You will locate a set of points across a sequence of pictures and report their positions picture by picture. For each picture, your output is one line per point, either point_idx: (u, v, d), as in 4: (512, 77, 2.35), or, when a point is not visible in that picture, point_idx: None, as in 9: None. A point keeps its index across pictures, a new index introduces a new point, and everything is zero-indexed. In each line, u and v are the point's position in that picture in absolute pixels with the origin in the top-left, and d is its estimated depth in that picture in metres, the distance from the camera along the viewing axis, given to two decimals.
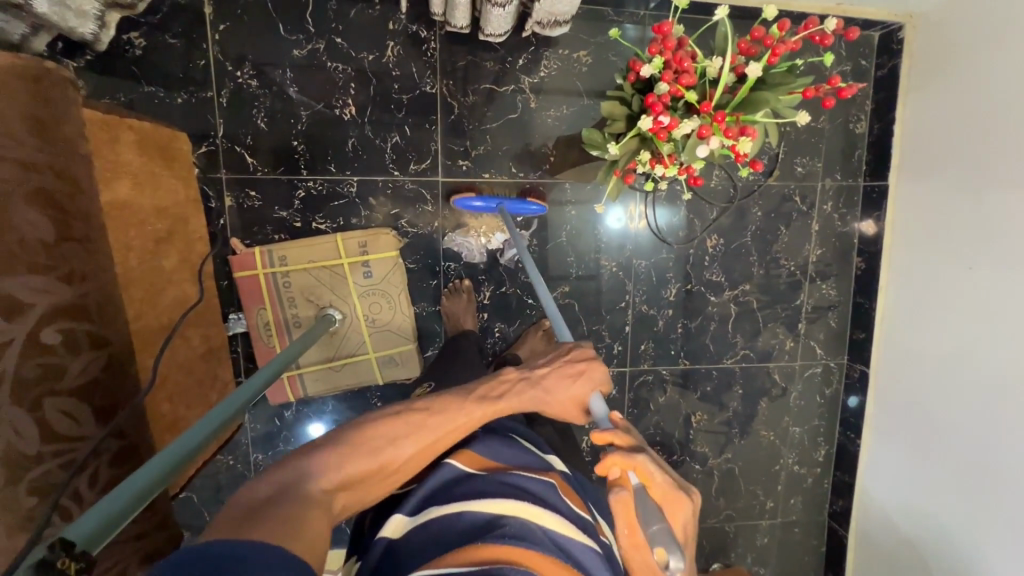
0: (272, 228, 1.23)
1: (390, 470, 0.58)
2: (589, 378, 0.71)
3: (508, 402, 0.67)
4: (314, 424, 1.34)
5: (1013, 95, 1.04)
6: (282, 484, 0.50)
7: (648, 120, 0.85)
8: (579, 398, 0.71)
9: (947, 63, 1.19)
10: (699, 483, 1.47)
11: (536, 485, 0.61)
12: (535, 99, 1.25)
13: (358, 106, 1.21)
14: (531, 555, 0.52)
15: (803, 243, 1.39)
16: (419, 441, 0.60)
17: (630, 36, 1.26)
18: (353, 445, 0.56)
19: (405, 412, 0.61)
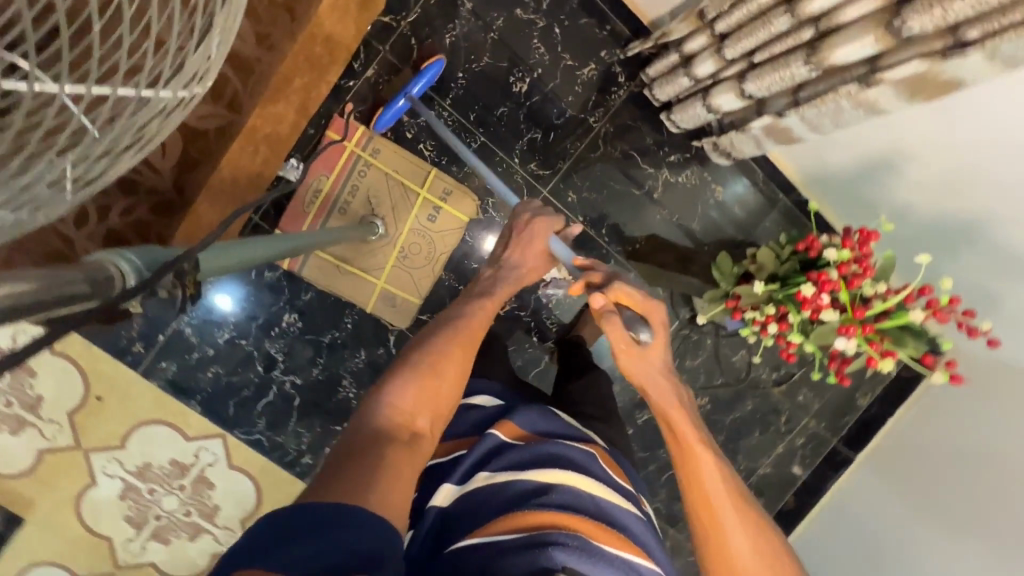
0: (385, 121, 1.22)
1: (445, 385, 0.72)
2: (541, 236, 0.93)
3: (501, 294, 0.88)
4: (221, 296, 1.26)
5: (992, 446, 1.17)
6: (352, 433, 0.62)
7: (809, 289, 0.92)
8: (543, 250, 0.94)
9: (956, 393, 1.33)
10: None
11: (579, 454, 0.72)
12: (660, 193, 1.32)
13: (530, 88, 1.25)
14: (586, 524, 0.61)
15: (762, 455, 1.48)
16: (455, 348, 0.76)
17: (737, 192, 1.33)
18: (408, 374, 0.70)
19: (429, 332, 0.78)
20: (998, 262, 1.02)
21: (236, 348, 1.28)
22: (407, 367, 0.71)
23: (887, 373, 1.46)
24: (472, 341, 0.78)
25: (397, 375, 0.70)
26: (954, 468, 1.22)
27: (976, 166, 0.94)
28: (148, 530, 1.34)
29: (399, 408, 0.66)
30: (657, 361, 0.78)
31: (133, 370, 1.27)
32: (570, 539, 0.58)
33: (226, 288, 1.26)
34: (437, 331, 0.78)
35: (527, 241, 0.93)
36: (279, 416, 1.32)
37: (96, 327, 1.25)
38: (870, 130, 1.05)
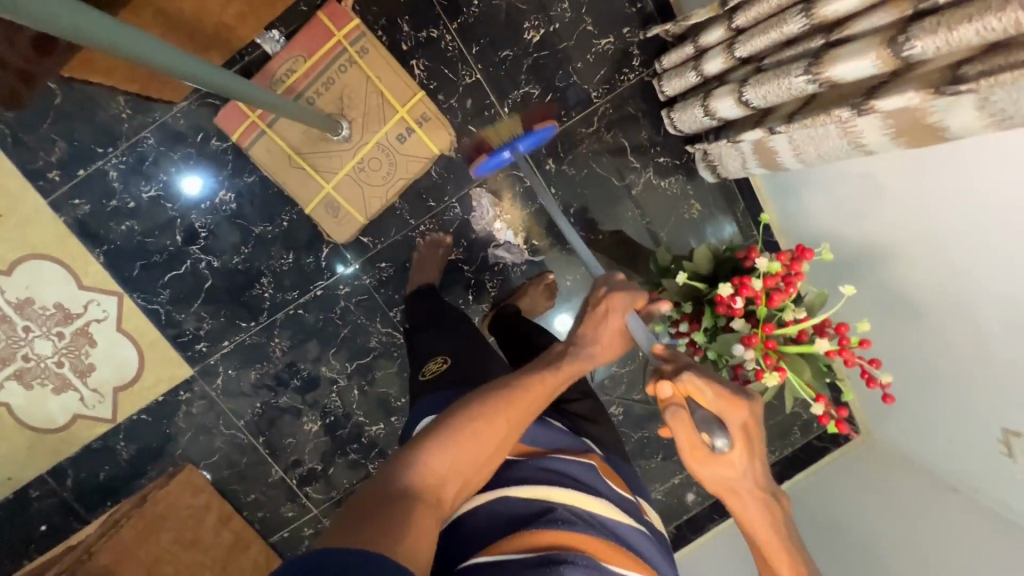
0: (384, 24, 1.14)
1: (487, 454, 0.61)
2: (613, 313, 0.76)
3: (569, 369, 0.71)
4: (190, 179, 1.19)
5: (875, 532, 1.13)
6: (382, 484, 0.55)
7: (727, 289, 0.80)
8: (619, 331, 0.77)
9: (862, 477, 1.30)
10: None
11: (578, 470, 0.67)
12: (639, 190, 1.28)
13: (541, 41, 1.18)
14: (593, 544, 0.57)
15: (658, 481, 1.46)
16: (505, 417, 0.63)
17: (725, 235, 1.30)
18: (445, 438, 0.60)
19: (474, 401, 0.64)
20: (900, 301, 0.95)
21: (159, 209, 1.20)
22: (442, 438, 0.59)
23: (797, 436, 1.46)
24: (522, 420, 0.64)
25: (436, 435, 0.60)
26: (841, 541, 1.17)
27: (913, 220, 0.85)
28: (10, 369, 1.24)
29: (433, 471, 0.57)
30: (747, 470, 0.63)
31: (41, 196, 1.17)
32: (579, 557, 0.54)
33: (195, 168, 1.19)
34: (485, 395, 0.64)
35: (604, 319, 0.76)
36: (184, 293, 1.24)
37: (13, 138, 1.14)
38: (852, 181, 0.94)
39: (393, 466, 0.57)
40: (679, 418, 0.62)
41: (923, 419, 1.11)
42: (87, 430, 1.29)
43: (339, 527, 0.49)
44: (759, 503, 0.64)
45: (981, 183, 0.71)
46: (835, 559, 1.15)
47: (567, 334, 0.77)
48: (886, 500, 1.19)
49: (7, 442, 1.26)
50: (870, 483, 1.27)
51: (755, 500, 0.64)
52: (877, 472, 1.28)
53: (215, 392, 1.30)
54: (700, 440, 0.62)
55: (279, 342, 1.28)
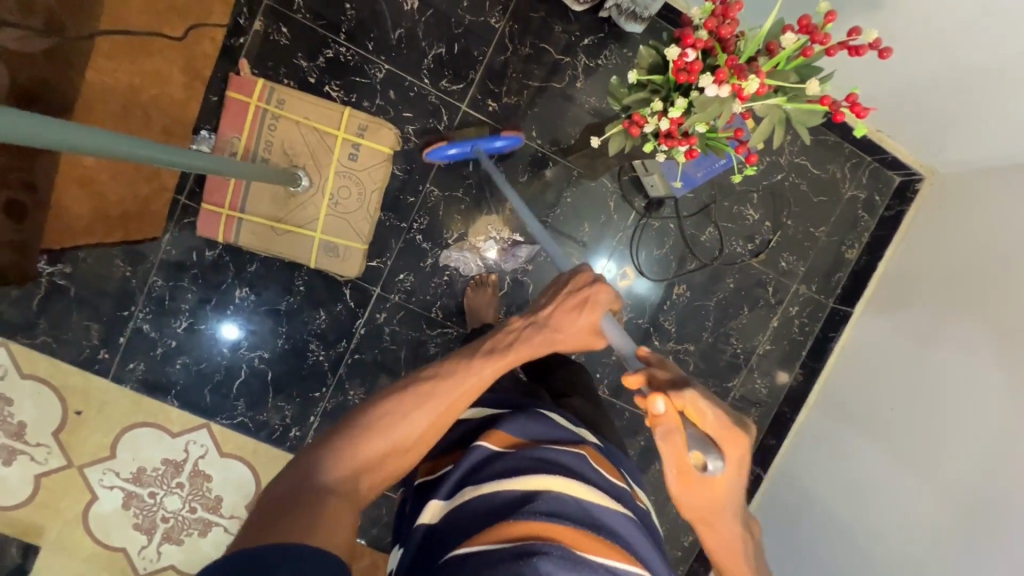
0: (286, 71, 1.19)
1: (416, 434, 0.66)
2: (595, 302, 0.78)
3: (516, 353, 0.75)
4: (225, 325, 1.28)
5: (996, 256, 1.08)
6: (302, 477, 0.58)
7: (672, 51, 0.65)
8: (590, 327, 0.78)
9: (954, 208, 1.23)
10: None
11: (566, 457, 0.65)
12: (582, 80, 1.26)
13: (422, 4, 1.20)
14: (563, 527, 0.55)
15: (757, 332, 1.40)
16: (434, 410, 0.67)
17: None
18: (359, 429, 0.64)
19: (416, 384, 0.69)
20: None
21: (197, 335, 1.27)
22: (365, 422, 0.65)
23: (864, 217, 1.38)
24: (445, 414, 0.68)
25: (358, 427, 0.64)
26: (968, 286, 1.12)
27: None
28: (158, 535, 1.33)
29: (356, 451, 0.62)
30: (734, 490, 0.57)
31: (102, 377, 1.27)
32: (553, 547, 0.52)
33: (238, 324, 1.28)
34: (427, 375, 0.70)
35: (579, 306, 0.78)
36: (256, 394, 1.31)
37: (57, 342, 1.25)
38: None
39: (321, 448, 0.62)
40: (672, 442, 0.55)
41: (988, 108, 1.03)
42: None
43: (257, 520, 0.53)
44: (734, 526, 0.60)
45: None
46: (973, 298, 1.10)
47: (536, 315, 0.79)
48: (993, 217, 1.11)
49: None
50: (959, 214, 1.20)
51: (730, 520, 0.60)
52: (960, 203, 1.21)
53: None
54: (691, 462, 0.55)
55: (355, 393, 1.32)
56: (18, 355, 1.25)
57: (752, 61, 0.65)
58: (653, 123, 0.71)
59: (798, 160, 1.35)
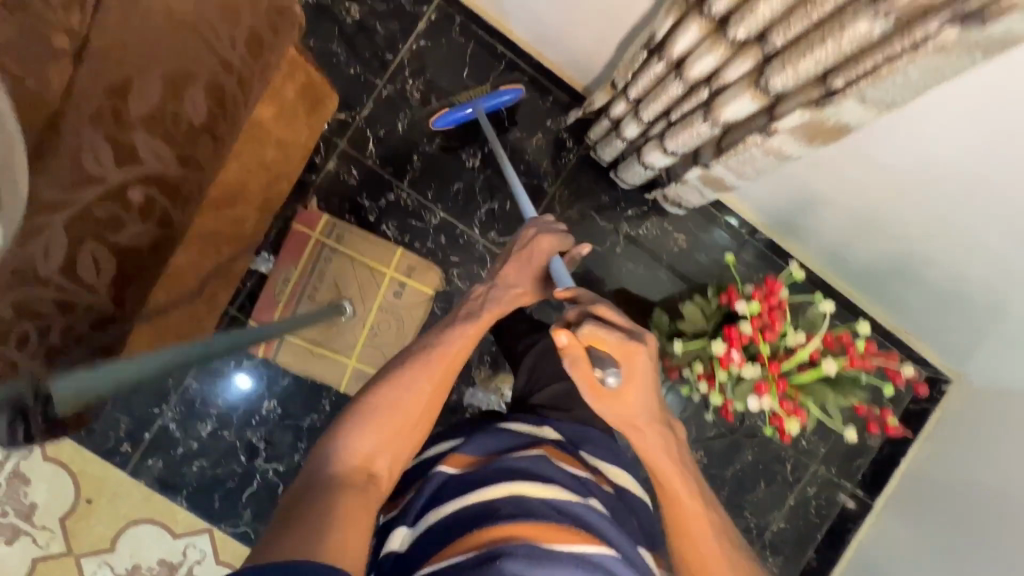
0: (349, 208, 1.29)
1: (415, 417, 0.70)
2: (540, 253, 0.84)
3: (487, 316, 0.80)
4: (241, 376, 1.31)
5: (1004, 486, 1.08)
6: (307, 482, 0.62)
7: None
8: (543, 266, 0.84)
9: (971, 423, 1.24)
10: None
11: (528, 462, 0.66)
12: (622, 246, 1.33)
13: (483, 162, 1.30)
14: (530, 527, 0.57)
15: (773, 509, 1.38)
16: (424, 378, 0.72)
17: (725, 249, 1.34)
18: (361, 416, 0.68)
19: (410, 350, 0.76)
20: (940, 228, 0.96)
21: (219, 439, 1.30)
22: (361, 415, 0.69)
23: (890, 407, 1.37)
24: (444, 375, 0.74)
25: (357, 421, 0.68)
26: (977, 513, 1.11)
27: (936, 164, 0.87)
28: None
29: (354, 454, 0.65)
30: (640, 403, 0.64)
31: (119, 469, 1.30)
32: (518, 547, 0.55)
33: (254, 380, 1.31)
34: (404, 360, 0.74)
35: (530, 254, 0.85)
36: (263, 506, 1.31)
37: (85, 429, 1.29)
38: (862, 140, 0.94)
39: (328, 443, 0.66)
40: (575, 359, 0.63)
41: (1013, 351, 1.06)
42: None
43: (264, 540, 0.56)
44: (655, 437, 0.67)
45: (968, 120, 0.77)
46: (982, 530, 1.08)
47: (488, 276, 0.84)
48: (1002, 445, 1.12)
49: None
50: (964, 445, 1.22)
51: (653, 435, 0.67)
52: (976, 423, 1.22)
53: None
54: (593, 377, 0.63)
55: None
56: None
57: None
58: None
59: None
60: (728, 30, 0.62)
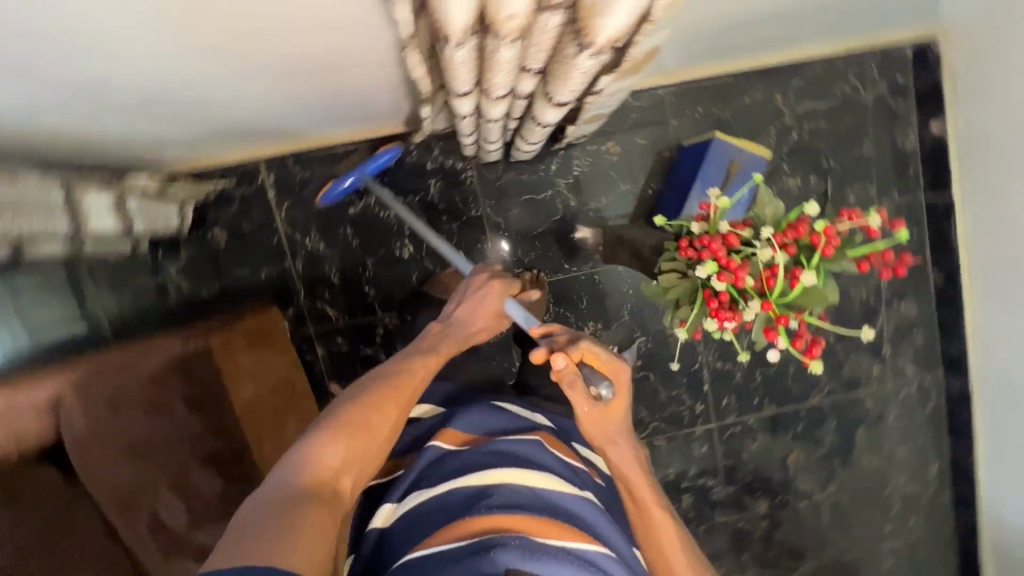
0: (362, 366, 1.35)
1: (381, 445, 0.63)
2: (495, 294, 0.82)
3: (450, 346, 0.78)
4: None
5: None
6: (270, 488, 0.54)
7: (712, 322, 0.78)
8: (494, 311, 0.83)
9: (984, 64, 1.20)
10: (807, 515, 1.52)
11: (520, 446, 0.64)
12: (574, 197, 1.32)
13: (415, 242, 1.31)
14: (519, 518, 0.54)
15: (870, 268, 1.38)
16: (397, 403, 0.67)
17: (653, 121, 1.31)
18: (340, 424, 0.61)
19: (380, 377, 0.69)
20: None
21: None
22: (337, 423, 0.61)
23: (899, 103, 1.34)
24: (412, 401, 0.69)
25: (332, 429, 0.60)
26: None
27: None
28: None
29: (328, 460, 0.57)
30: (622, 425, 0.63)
31: None
32: (512, 537, 0.51)
33: None
34: (376, 389, 0.67)
35: (483, 299, 0.82)
36: None
37: None
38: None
39: (293, 454, 0.57)
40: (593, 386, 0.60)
41: None
42: None
43: (241, 526, 0.49)
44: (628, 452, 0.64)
45: None
46: None
47: (442, 314, 0.83)
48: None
49: None
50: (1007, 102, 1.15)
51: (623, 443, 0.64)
52: (987, 62, 1.19)
53: None
54: (584, 403, 0.60)
55: None
56: None
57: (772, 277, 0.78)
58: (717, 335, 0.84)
59: (802, 109, 1.32)
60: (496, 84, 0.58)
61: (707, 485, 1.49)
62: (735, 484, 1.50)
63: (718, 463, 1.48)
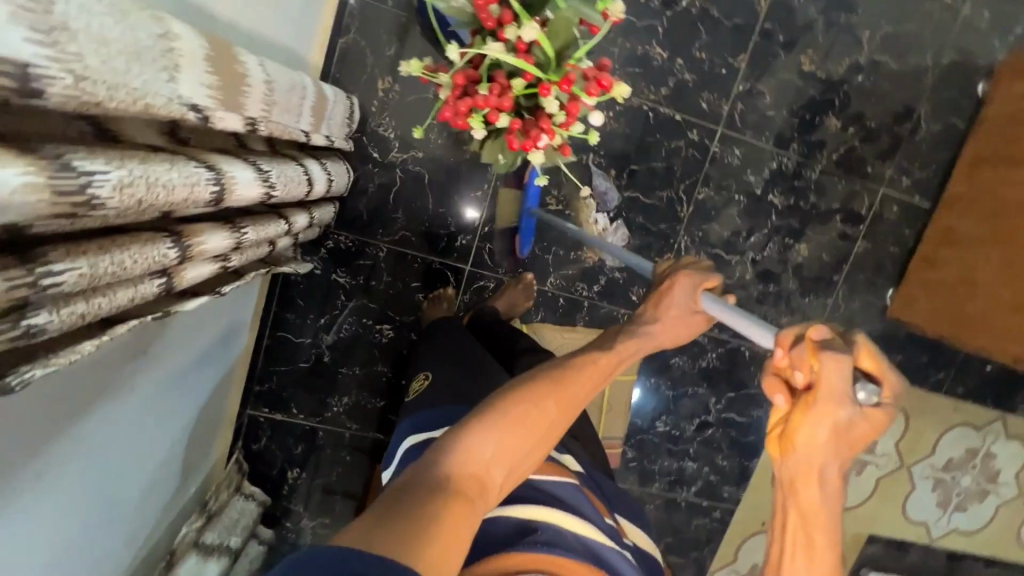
0: None
1: (533, 441, 0.59)
2: (686, 285, 0.68)
3: (631, 343, 0.71)
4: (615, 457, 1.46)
5: None
6: (417, 471, 0.52)
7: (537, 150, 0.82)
8: (684, 315, 0.70)
9: None
10: (875, 80, 1.31)
11: (565, 491, 0.64)
12: (417, 150, 1.21)
13: (386, 318, 1.29)
14: (563, 563, 0.53)
15: None
16: (557, 401, 0.63)
17: (375, 19, 1.12)
18: (498, 409, 0.59)
19: (557, 367, 0.66)
20: None
21: (699, 452, 1.51)
22: (500, 411, 0.59)
23: None
24: (575, 407, 0.64)
25: (489, 416, 0.58)
26: None
27: None
28: (861, 458, 1.61)
29: (477, 453, 0.55)
30: (829, 445, 0.49)
31: (736, 513, 1.58)
32: None
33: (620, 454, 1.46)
34: (541, 379, 0.64)
35: (669, 294, 0.69)
36: (747, 397, 1.50)
37: (710, 545, 1.59)
38: None
39: (445, 438, 0.56)
40: (841, 371, 0.46)
41: None
42: (890, 385, 1.55)
43: (391, 510, 0.47)
44: (819, 468, 0.50)
45: None
46: None
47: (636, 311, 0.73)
48: None
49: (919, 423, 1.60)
50: None
51: (820, 458, 0.50)
52: None
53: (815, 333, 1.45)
54: (788, 395, 0.50)
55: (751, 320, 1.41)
56: (720, 569, 1.62)
57: (529, 54, 0.78)
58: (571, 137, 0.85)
59: None
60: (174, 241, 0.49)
61: (777, 168, 1.33)
62: (795, 139, 1.32)
63: (764, 143, 1.31)
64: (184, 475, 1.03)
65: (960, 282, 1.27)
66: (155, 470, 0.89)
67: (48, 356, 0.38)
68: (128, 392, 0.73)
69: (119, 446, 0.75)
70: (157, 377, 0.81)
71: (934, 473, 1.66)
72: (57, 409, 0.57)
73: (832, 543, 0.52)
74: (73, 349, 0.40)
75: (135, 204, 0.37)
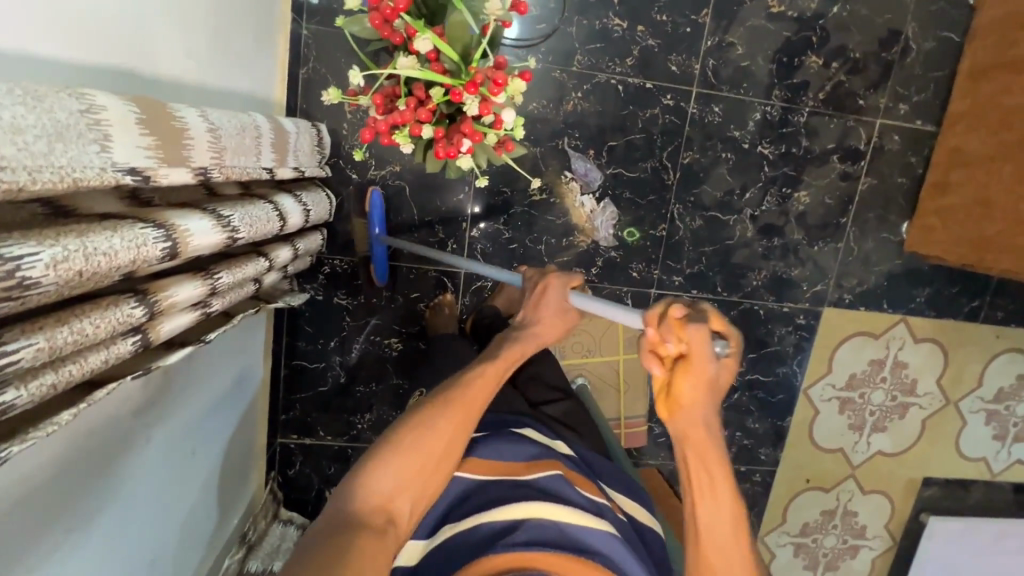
0: None
1: (438, 463, 0.66)
2: (554, 286, 0.79)
3: (515, 350, 0.77)
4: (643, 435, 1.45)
5: None
6: (333, 513, 0.60)
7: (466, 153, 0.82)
8: (559, 306, 0.79)
9: None
10: (853, 8, 1.24)
11: (550, 480, 0.65)
12: (394, 164, 1.22)
13: (392, 332, 1.32)
14: (544, 557, 0.55)
15: None
16: (451, 420, 0.68)
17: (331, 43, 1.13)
18: (398, 445, 0.65)
19: (447, 390, 0.71)
20: None
21: (728, 418, 1.48)
22: (399, 443, 0.66)
23: None
24: (471, 418, 0.70)
25: (393, 449, 0.65)
26: None
27: None
28: (904, 402, 1.53)
29: (381, 489, 0.62)
30: (710, 393, 0.58)
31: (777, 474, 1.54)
32: None
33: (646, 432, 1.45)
34: (432, 403, 0.70)
35: (544, 297, 0.79)
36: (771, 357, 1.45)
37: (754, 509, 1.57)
38: None
39: (353, 480, 0.63)
40: (703, 340, 0.54)
41: None
42: (922, 323, 1.47)
43: (311, 553, 0.55)
44: (703, 416, 0.58)
45: None
46: None
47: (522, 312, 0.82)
48: None
49: (961, 357, 1.52)
50: None
51: (702, 409, 0.58)
52: None
53: (830, 281, 1.40)
54: (668, 366, 0.57)
55: (760, 277, 1.37)
56: (769, 532, 1.59)
57: (439, 63, 0.81)
58: (506, 131, 0.84)
59: None
60: (143, 301, 0.52)
61: (762, 118, 1.28)
62: (775, 85, 1.27)
63: (744, 96, 1.27)
64: (222, 510, 1.09)
65: (976, 204, 1.21)
66: (189, 509, 0.94)
67: (23, 430, 0.41)
68: (146, 444, 0.78)
69: (147, 493, 0.80)
70: (174, 424, 0.86)
71: (985, 405, 1.58)
72: (69, 472, 0.62)
73: (724, 476, 0.61)
74: (49, 420, 0.43)
75: (75, 276, 0.40)
